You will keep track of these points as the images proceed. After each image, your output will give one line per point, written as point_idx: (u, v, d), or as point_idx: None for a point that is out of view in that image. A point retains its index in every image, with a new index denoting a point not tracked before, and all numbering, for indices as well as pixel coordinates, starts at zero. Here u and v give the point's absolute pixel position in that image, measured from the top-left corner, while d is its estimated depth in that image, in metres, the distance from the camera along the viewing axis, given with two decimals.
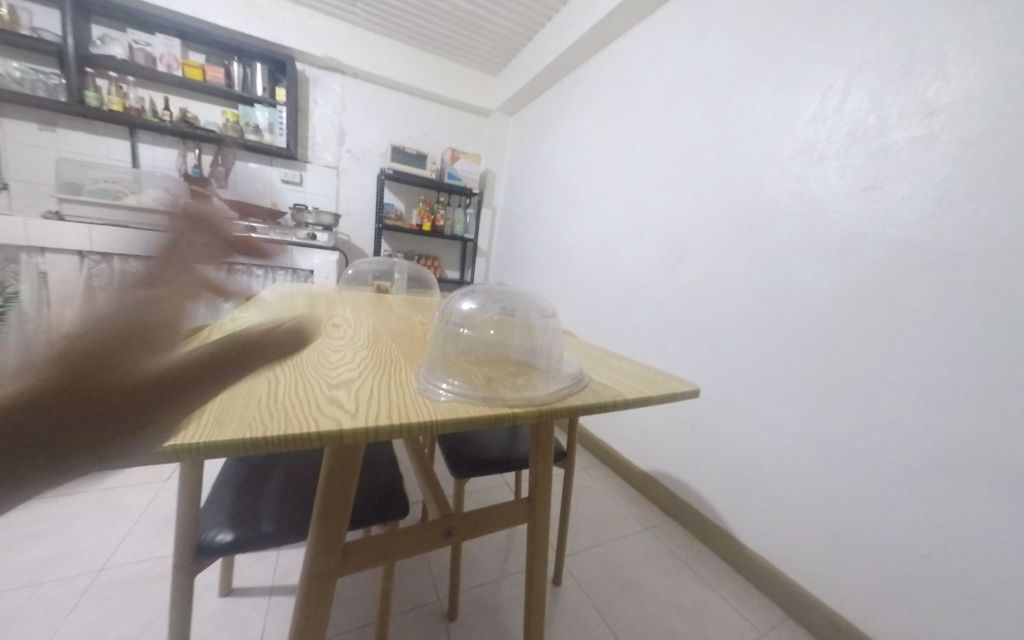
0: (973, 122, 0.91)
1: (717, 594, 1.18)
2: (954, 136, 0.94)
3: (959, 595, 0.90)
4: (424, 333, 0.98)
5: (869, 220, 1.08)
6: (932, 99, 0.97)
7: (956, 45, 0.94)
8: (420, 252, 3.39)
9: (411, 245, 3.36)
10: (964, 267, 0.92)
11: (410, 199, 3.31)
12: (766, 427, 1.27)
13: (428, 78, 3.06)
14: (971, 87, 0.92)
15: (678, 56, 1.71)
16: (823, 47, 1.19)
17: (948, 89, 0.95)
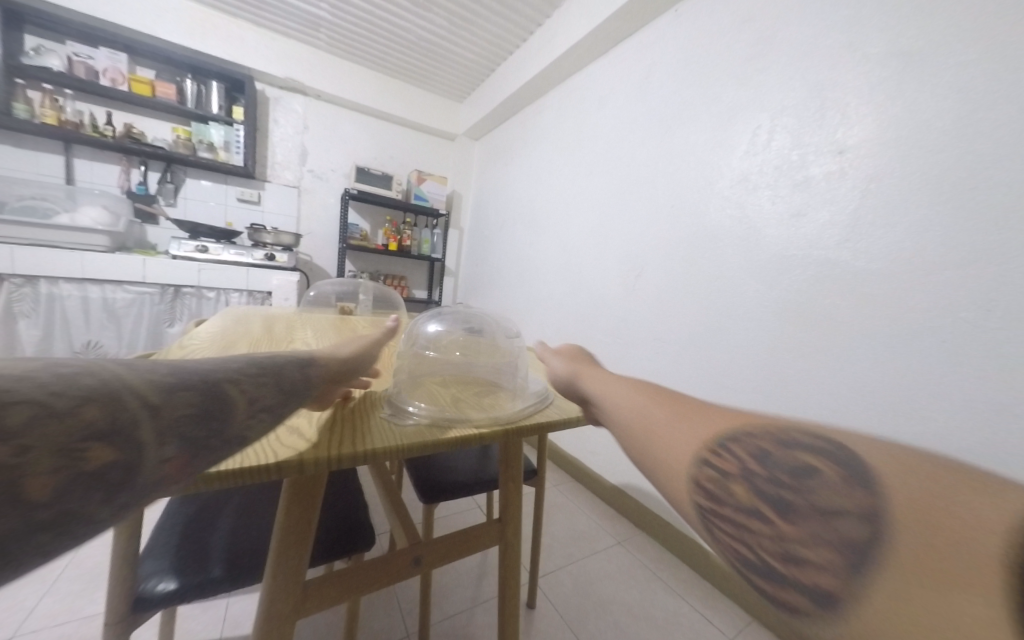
0: (875, 160, 1.03)
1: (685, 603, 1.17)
2: (860, 172, 1.05)
3: None
4: (389, 356, 0.96)
5: (799, 243, 1.18)
6: (842, 139, 1.09)
7: (857, 96, 1.07)
8: (385, 272, 3.34)
9: (377, 265, 3.31)
10: (876, 286, 1.02)
11: (374, 219, 3.28)
12: None
13: (392, 102, 3.09)
14: (871, 132, 1.04)
15: (629, 92, 1.83)
16: (753, 90, 1.32)
17: (853, 132, 1.07)
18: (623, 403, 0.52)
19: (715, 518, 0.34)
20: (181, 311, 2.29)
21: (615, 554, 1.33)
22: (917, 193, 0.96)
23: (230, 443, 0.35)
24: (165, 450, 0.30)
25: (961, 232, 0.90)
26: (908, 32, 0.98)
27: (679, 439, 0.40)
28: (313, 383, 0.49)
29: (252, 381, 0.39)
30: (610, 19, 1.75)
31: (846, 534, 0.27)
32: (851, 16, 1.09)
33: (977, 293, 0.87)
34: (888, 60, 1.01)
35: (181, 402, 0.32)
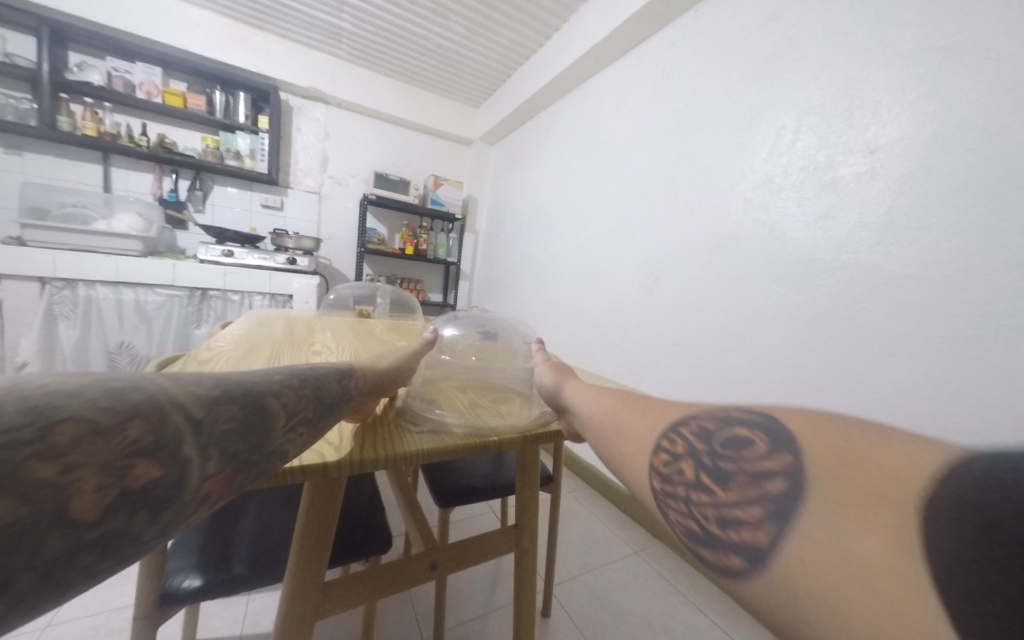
0: (907, 160, 0.99)
1: (707, 616, 1.13)
2: (892, 172, 1.01)
3: None
4: None
5: (827, 246, 1.14)
6: (873, 139, 1.05)
7: (888, 94, 1.03)
8: (402, 276, 3.39)
9: (394, 269, 3.36)
10: (911, 290, 0.97)
11: (392, 224, 3.33)
12: None
13: (411, 109, 3.15)
14: (905, 130, 1.00)
15: (646, 95, 1.82)
16: (775, 91, 1.29)
17: (885, 131, 1.03)
18: (593, 406, 0.55)
19: (661, 497, 0.36)
20: (208, 313, 2.37)
21: (632, 564, 1.31)
22: (956, 193, 0.91)
23: (265, 458, 0.35)
24: (211, 466, 0.29)
25: (1006, 235, 0.85)
26: (943, 27, 0.95)
27: (638, 431, 0.43)
28: (349, 388, 0.51)
29: (291, 393, 0.40)
30: (629, 22, 1.74)
31: (770, 490, 0.29)
32: (882, 12, 1.06)
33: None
34: (924, 56, 0.97)
35: (224, 415, 0.32)
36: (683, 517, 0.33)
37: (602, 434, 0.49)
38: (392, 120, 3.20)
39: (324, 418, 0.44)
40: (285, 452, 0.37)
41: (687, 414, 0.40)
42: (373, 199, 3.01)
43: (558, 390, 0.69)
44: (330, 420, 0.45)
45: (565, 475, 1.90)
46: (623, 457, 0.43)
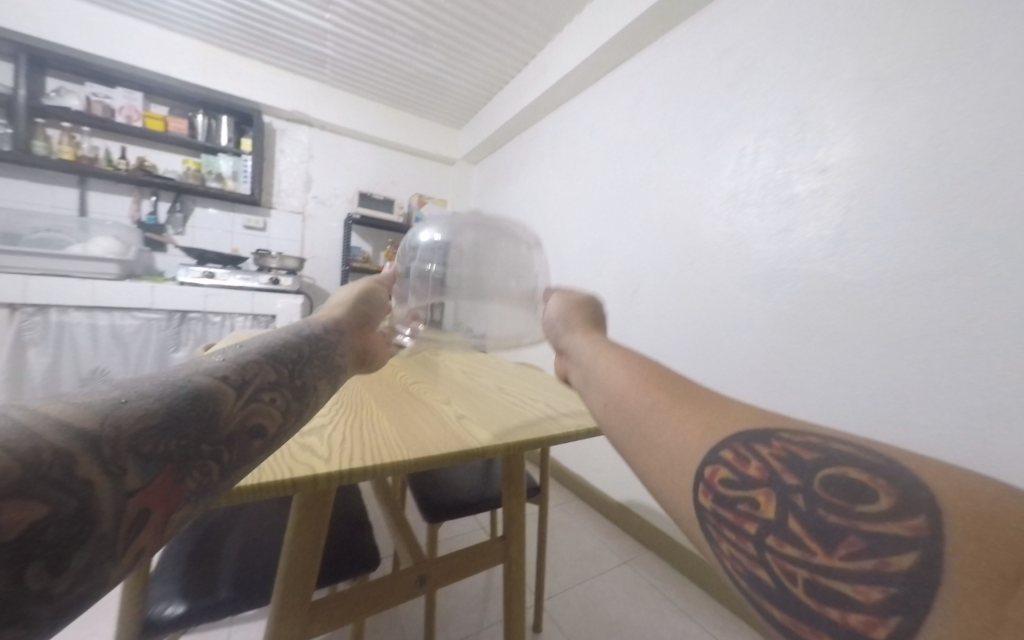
0: (853, 178, 1.06)
1: (694, 622, 1.14)
2: (841, 189, 1.09)
3: None
4: (392, 369, 0.98)
5: (788, 257, 1.20)
6: (823, 158, 1.13)
7: (834, 118, 1.11)
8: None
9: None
10: (865, 296, 1.03)
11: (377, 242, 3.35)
12: None
13: (394, 131, 3.20)
14: (851, 150, 1.07)
15: (617, 117, 1.90)
16: (735, 115, 1.37)
17: (833, 151, 1.11)
18: (614, 374, 0.48)
19: (724, 528, 0.32)
20: (187, 336, 2.33)
21: (623, 575, 1.30)
22: (897, 207, 0.98)
23: (222, 445, 0.34)
24: (132, 478, 0.27)
25: (942, 245, 0.92)
26: (877, 60, 1.04)
27: (686, 435, 0.37)
28: (315, 348, 0.53)
29: (234, 368, 0.39)
30: (600, 51, 1.84)
31: (894, 566, 0.25)
32: (825, 45, 1.15)
33: (963, 303, 0.88)
34: (864, 84, 1.06)
35: (136, 416, 0.29)
36: (748, 558, 0.30)
37: (630, 431, 0.42)
38: (374, 141, 3.25)
39: (289, 387, 0.44)
40: (252, 428, 0.37)
41: (772, 434, 0.34)
42: (357, 218, 3.03)
43: (571, 340, 0.61)
44: (306, 378, 0.47)
45: (555, 488, 1.90)
46: (664, 467, 0.37)
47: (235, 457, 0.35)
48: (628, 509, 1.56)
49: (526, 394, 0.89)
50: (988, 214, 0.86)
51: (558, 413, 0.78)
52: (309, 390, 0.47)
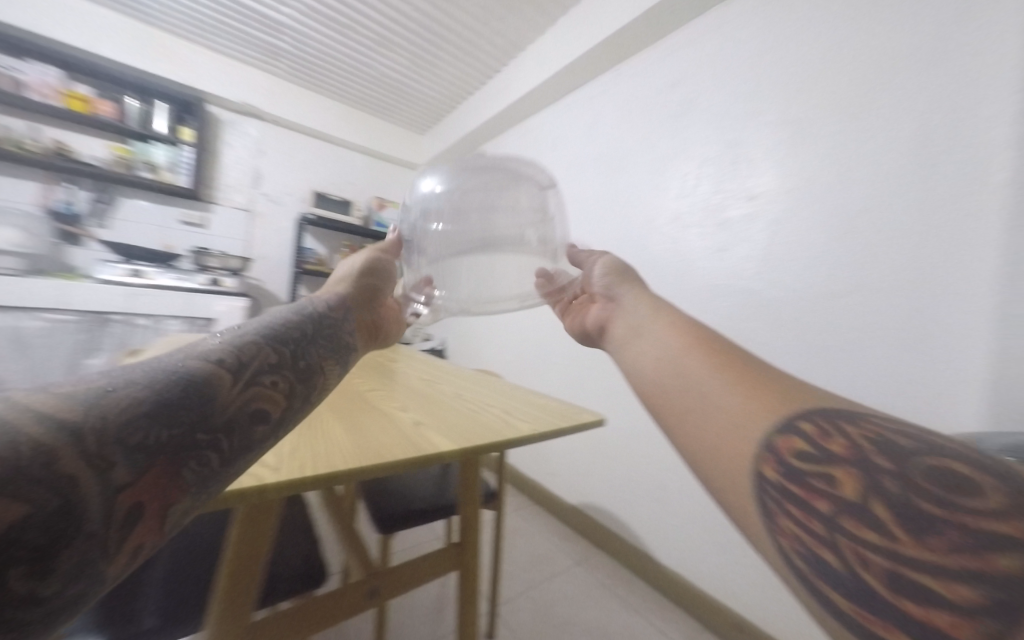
0: (777, 206, 1.19)
1: (640, 616, 1.19)
2: (767, 216, 1.21)
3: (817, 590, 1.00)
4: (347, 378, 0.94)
5: (723, 275, 1.31)
6: (754, 186, 1.25)
7: (761, 152, 1.24)
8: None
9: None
10: (787, 310, 1.15)
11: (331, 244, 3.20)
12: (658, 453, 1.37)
13: (352, 132, 3.11)
14: (775, 181, 1.20)
15: (576, 136, 1.99)
16: (680, 143, 1.49)
17: (761, 182, 1.23)
18: (664, 344, 0.48)
19: (788, 502, 0.31)
20: (107, 340, 2.11)
21: (578, 579, 1.33)
22: (811, 234, 1.12)
23: (220, 433, 0.34)
24: (118, 475, 0.28)
25: (846, 267, 1.05)
26: (796, 105, 1.18)
27: (748, 412, 0.36)
28: (317, 326, 0.52)
29: (230, 351, 0.39)
30: (561, 73, 1.92)
31: (999, 568, 0.23)
32: (756, 87, 1.28)
33: (860, 319, 1.02)
34: (786, 124, 1.19)
35: (119, 410, 0.29)
36: (813, 539, 0.29)
37: (692, 411, 0.39)
38: (331, 141, 3.14)
39: (291, 369, 0.43)
40: (252, 413, 0.37)
41: (858, 418, 0.33)
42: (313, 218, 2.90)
43: (620, 306, 0.60)
44: (310, 359, 0.47)
45: (511, 495, 1.90)
46: (723, 438, 0.36)
47: (236, 444, 0.35)
48: (583, 510, 1.61)
49: (484, 401, 0.90)
50: (886, 242, 0.99)
51: (515, 419, 0.80)
52: (314, 371, 0.46)
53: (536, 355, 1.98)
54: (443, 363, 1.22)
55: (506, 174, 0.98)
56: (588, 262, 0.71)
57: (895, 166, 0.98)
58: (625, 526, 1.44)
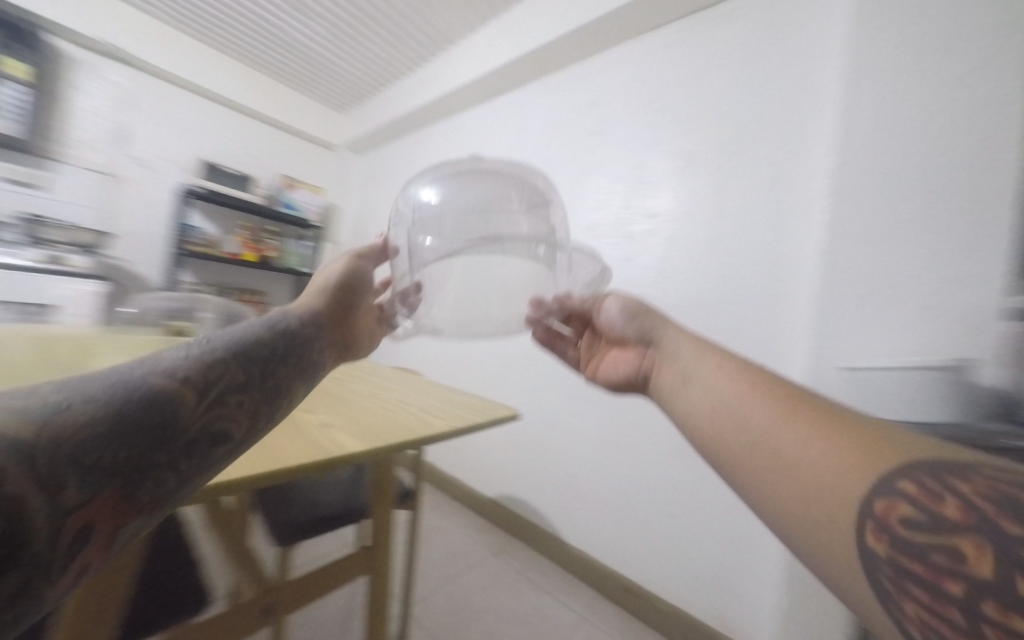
0: (673, 224, 1.36)
1: (551, 596, 1.26)
2: (665, 231, 1.37)
3: (691, 557, 1.14)
4: None
5: (626, 282, 1.46)
6: (655, 206, 1.41)
7: (662, 175, 1.40)
8: (235, 285, 2.77)
9: (224, 276, 2.71)
10: (678, 313, 1.32)
11: (225, 222, 2.69)
12: (569, 443, 1.46)
13: (257, 99, 2.74)
14: (672, 202, 1.37)
15: (504, 140, 2.03)
16: (596, 160, 1.61)
17: (659, 201, 1.40)
18: (725, 392, 0.44)
19: (904, 581, 0.25)
20: None
21: (495, 570, 1.35)
22: (695, 251, 1.30)
23: (181, 454, 0.31)
24: (72, 498, 0.25)
25: (721, 279, 1.24)
26: (690, 137, 1.35)
27: (832, 464, 0.32)
28: (300, 336, 0.48)
29: (200, 366, 0.35)
30: (489, 75, 1.93)
31: None
32: (658, 118, 1.44)
33: (728, 323, 1.21)
34: (677, 156, 1.37)
35: (74, 425, 0.26)
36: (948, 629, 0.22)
37: (765, 466, 0.36)
38: (227, 105, 2.73)
39: (262, 385, 0.40)
40: (216, 434, 0.34)
41: (967, 467, 0.26)
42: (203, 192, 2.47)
43: (665, 350, 0.55)
44: (280, 377, 0.42)
45: (430, 493, 1.87)
46: (805, 497, 0.33)
47: (195, 465, 0.32)
48: (500, 503, 1.64)
49: (398, 400, 0.87)
50: (748, 260, 1.19)
51: (429, 417, 0.78)
52: (287, 387, 0.43)
53: (458, 353, 1.97)
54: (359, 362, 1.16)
55: (511, 186, 0.88)
56: (601, 306, 0.64)
57: (754, 200, 1.19)
58: (539, 515, 1.51)
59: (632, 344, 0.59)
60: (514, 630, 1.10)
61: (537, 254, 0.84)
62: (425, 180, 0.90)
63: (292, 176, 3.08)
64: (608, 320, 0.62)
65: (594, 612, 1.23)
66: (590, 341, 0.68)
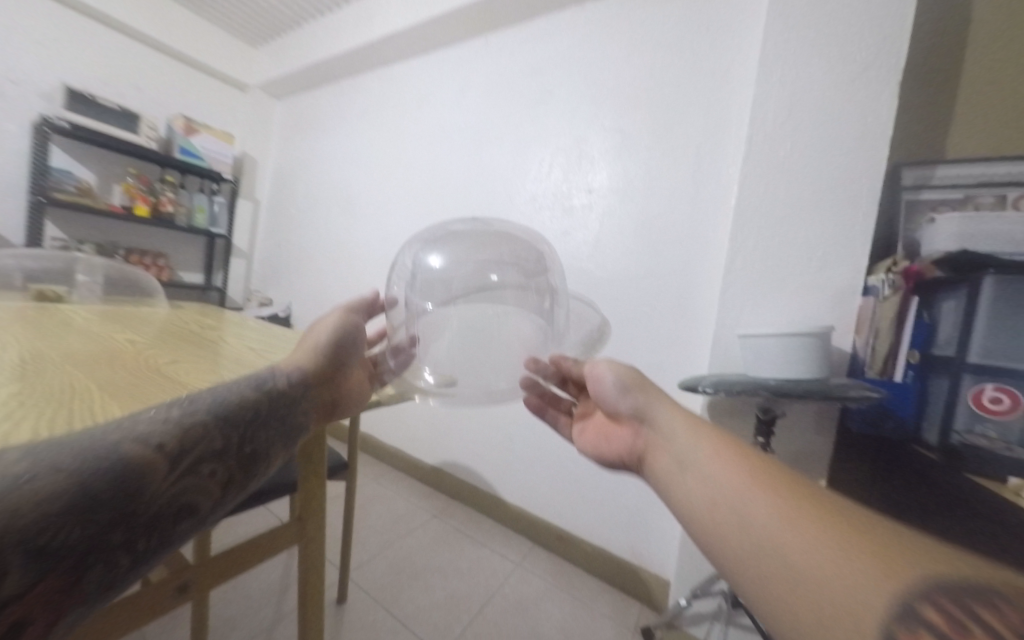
0: (612, 199, 1.41)
1: (488, 549, 1.33)
2: (603, 205, 1.42)
3: (613, 504, 1.28)
4: (140, 347, 0.74)
5: (564, 256, 1.51)
6: (594, 181, 1.45)
7: (603, 150, 1.43)
8: (131, 246, 2.36)
9: (113, 234, 2.29)
10: (612, 283, 1.39)
11: (108, 168, 2.25)
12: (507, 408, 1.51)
13: (133, 12, 2.23)
14: (611, 179, 1.41)
15: (444, 97, 1.90)
16: (540, 129, 1.59)
17: (599, 176, 1.44)
18: (726, 486, 0.43)
19: None
20: None
21: (435, 532, 1.39)
22: (629, 226, 1.37)
23: (138, 531, 0.32)
24: (24, 581, 0.25)
25: (650, 254, 1.33)
26: (628, 114, 1.39)
27: (847, 581, 0.32)
28: (281, 402, 0.51)
29: (174, 431, 0.38)
30: (427, 24, 1.78)
31: None
32: (601, 90, 1.45)
33: (653, 294, 1.31)
34: (615, 133, 1.41)
35: (40, 497, 0.26)
36: None
37: (773, 575, 0.36)
38: (92, 15, 2.19)
39: (235, 456, 0.42)
40: (178, 508, 0.36)
41: (978, 593, 0.28)
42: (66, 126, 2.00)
43: (660, 433, 0.53)
44: (255, 446, 0.45)
45: (366, 463, 1.83)
46: (822, 615, 0.32)
47: (148, 544, 0.33)
48: (440, 468, 1.67)
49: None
50: (673, 238, 1.29)
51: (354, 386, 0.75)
52: (259, 457, 0.45)
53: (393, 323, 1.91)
54: (282, 332, 1.07)
55: (512, 249, 0.88)
56: (589, 376, 0.63)
57: (681, 181, 1.28)
58: (476, 478, 1.57)
59: (625, 418, 0.59)
60: (455, 583, 1.16)
61: (541, 308, 0.86)
62: (427, 239, 0.88)
63: (189, 115, 2.58)
64: (597, 391, 0.62)
65: (528, 558, 1.33)
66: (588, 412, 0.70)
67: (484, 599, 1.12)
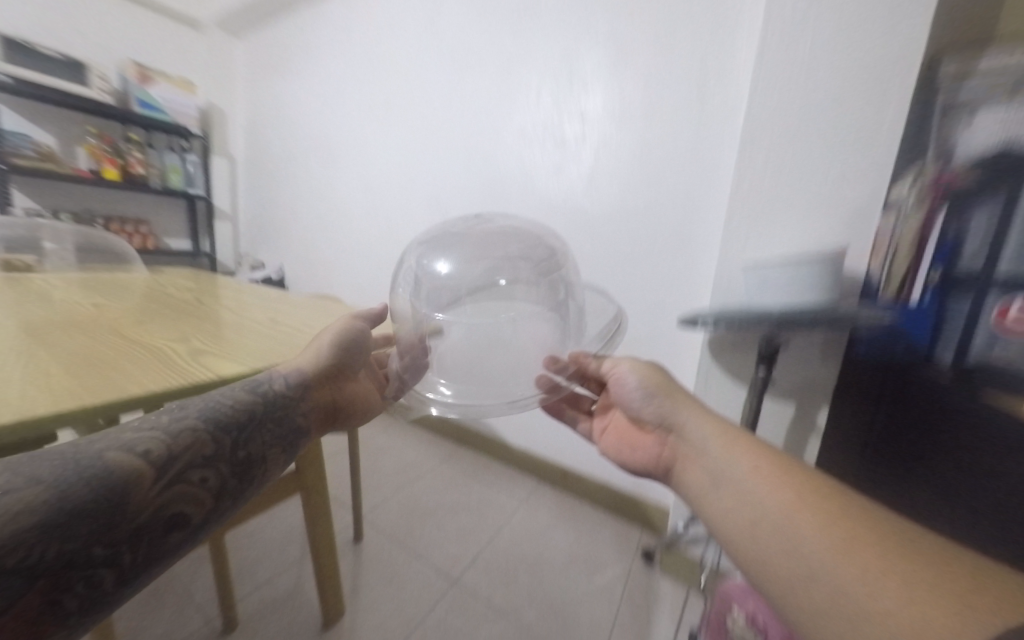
0: (607, 126, 1.30)
1: (496, 488, 1.40)
2: (597, 134, 1.32)
3: None
4: (116, 314, 0.73)
5: (558, 196, 1.43)
6: (587, 107, 1.34)
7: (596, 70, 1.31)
8: (109, 212, 2.33)
9: (89, 200, 2.26)
10: (607, 220, 1.33)
11: (72, 136, 2.17)
12: None
13: None
14: (607, 103, 1.30)
15: (418, 22, 1.72)
16: (529, 48, 1.44)
17: (593, 100, 1.32)
18: (762, 502, 0.43)
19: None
20: None
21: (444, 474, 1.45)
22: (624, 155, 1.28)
23: (125, 541, 0.35)
24: (6, 591, 0.28)
25: (648, 189, 1.24)
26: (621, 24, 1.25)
27: (893, 605, 0.32)
28: (277, 404, 0.54)
29: (159, 444, 0.41)
30: None
31: None
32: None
33: (650, 228, 1.25)
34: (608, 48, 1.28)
35: (19, 510, 0.30)
36: None
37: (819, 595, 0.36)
38: None
39: (226, 461, 0.45)
40: (168, 518, 0.39)
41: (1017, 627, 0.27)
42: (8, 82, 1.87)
43: (691, 443, 0.53)
44: (248, 452, 0.48)
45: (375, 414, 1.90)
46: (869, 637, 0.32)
47: (141, 555, 0.36)
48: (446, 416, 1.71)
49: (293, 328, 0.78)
50: (674, 167, 1.19)
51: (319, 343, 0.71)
52: (253, 462, 0.48)
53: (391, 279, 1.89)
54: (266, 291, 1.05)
55: (520, 247, 0.81)
56: (614, 381, 0.62)
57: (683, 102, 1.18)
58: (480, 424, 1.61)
59: (650, 427, 0.59)
60: (464, 519, 1.23)
61: (556, 303, 0.78)
62: (428, 245, 0.82)
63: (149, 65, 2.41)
64: (622, 395, 0.61)
65: (534, 493, 1.40)
66: (608, 412, 0.68)
67: (492, 532, 1.18)
